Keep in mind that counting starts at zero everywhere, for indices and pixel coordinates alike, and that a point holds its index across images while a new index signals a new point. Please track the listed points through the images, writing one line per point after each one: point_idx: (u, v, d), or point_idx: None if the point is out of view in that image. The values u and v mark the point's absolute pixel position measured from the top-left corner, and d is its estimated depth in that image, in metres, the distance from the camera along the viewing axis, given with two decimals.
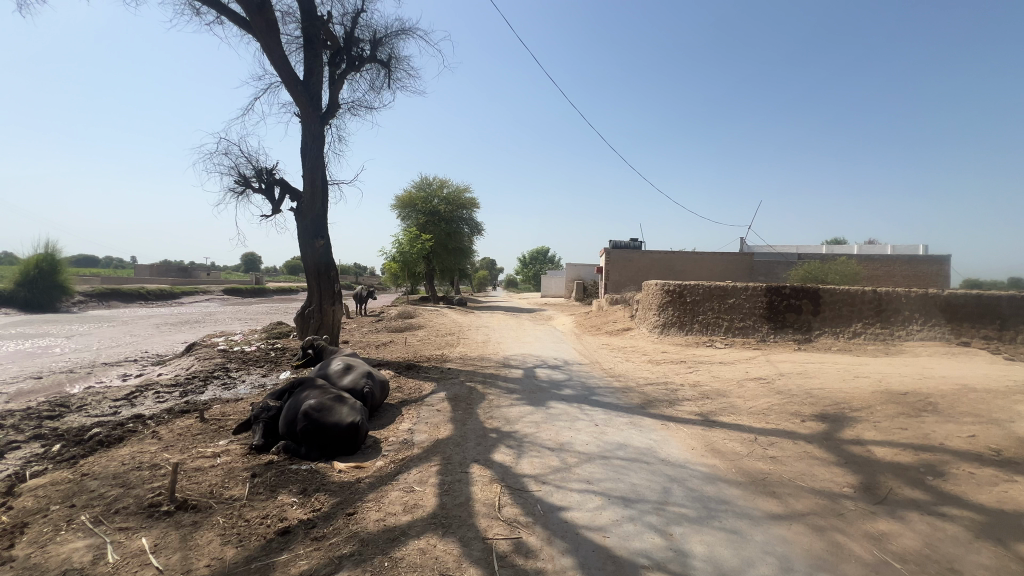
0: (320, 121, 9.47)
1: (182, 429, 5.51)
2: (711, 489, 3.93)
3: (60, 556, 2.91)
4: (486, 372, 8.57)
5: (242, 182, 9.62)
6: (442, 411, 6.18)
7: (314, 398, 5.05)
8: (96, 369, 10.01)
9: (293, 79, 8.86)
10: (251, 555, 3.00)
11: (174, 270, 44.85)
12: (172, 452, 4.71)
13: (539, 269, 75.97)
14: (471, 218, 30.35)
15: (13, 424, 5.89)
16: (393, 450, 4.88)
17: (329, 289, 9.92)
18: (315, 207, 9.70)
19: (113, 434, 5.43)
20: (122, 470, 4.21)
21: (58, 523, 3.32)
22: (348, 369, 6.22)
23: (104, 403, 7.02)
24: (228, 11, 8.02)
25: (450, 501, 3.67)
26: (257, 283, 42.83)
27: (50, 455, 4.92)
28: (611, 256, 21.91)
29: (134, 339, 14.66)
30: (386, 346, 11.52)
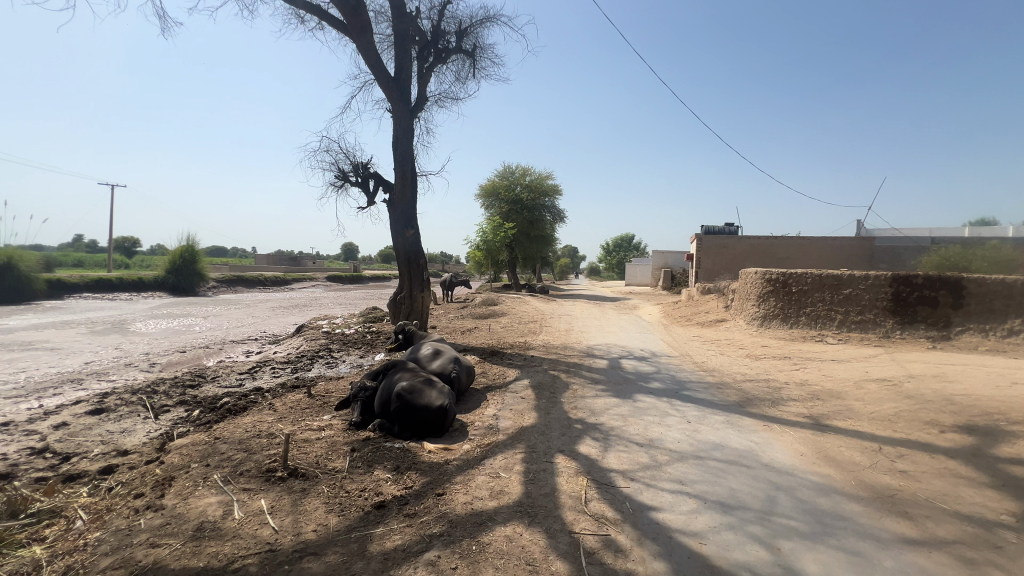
0: (410, 115, 9.82)
1: (293, 403, 6.09)
2: (827, 502, 3.51)
3: (199, 508, 3.33)
4: (569, 361, 8.47)
5: (341, 176, 10.32)
6: (526, 399, 6.20)
7: (406, 380, 5.31)
8: (226, 345, 11.46)
9: (384, 75, 9.25)
10: (351, 525, 3.22)
11: (286, 259, 50.14)
12: (285, 423, 5.21)
13: (624, 257, 73.84)
14: (553, 206, 30.12)
15: (164, 390, 6.91)
16: (478, 435, 4.97)
17: (418, 276, 10.39)
18: (406, 198, 10.15)
19: (239, 403, 6.15)
20: (245, 437, 4.73)
21: (195, 479, 3.81)
22: (436, 354, 6.45)
23: (232, 376, 8.00)
24: (327, 15, 8.53)
25: (536, 491, 3.64)
26: (356, 271, 46.31)
27: (191, 418, 5.70)
28: (704, 243, 20.60)
29: (256, 320, 16.60)
30: (472, 333, 11.86)
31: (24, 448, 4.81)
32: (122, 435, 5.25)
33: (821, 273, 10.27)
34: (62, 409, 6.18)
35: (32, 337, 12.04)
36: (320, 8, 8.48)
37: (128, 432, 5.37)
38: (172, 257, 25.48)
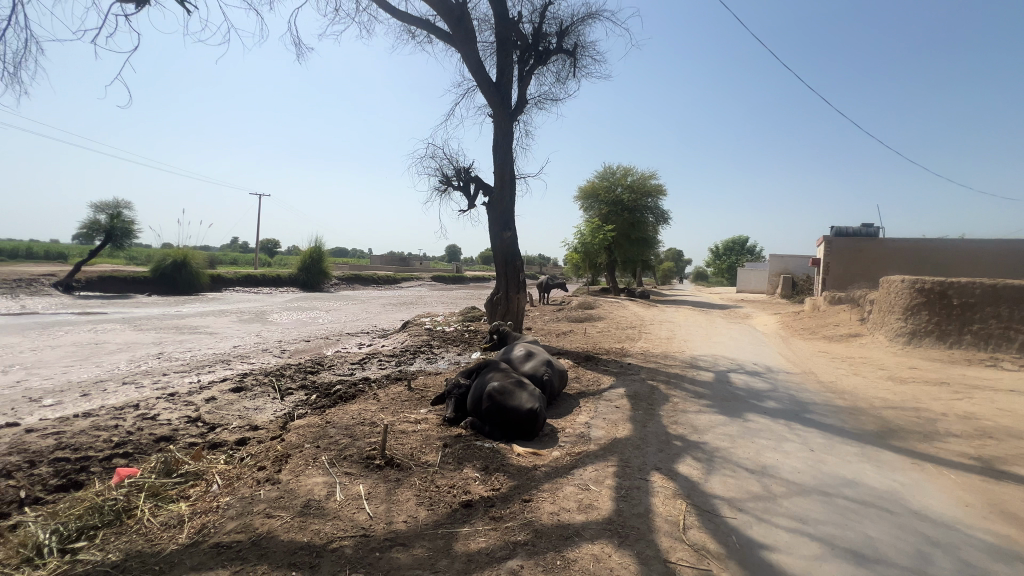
0: (510, 118, 9.97)
1: (395, 394, 6.46)
2: (1004, 569, 2.78)
3: (307, 486, 3.63)
4: (669, 372, 7.93)
5: (445, 181, 10.80)
6: (621, 408, 5.89)
7: (498, 381, 5.33)
8: (342, 337, 12.64)
9: (486, 81, 9.48)
10: (439, 520, 3.26)
11: (397, 260, 54.32)
12: (386, 413, 5.53)
13: (736, 261, 68.09)
14: (656, 206, 28.76)
15: (290, 375, 7.78)
16: (569, 443, 4.81)
17: (515, 277, 10.50)
18: (504, 200, 10.31)
19: (349, 391, 6.69)
20: (351, 423, 5.09)
21: (307, 458, 4.16)
22: (529, 356, 6.40)
23: (345, 365, 8.76)
24: (435, 28, 8.97)
25: (627, 509, 3.40)
26: (458, 272, 48.56)
27: (310, 402, 6.32)
28: (833, 246, 18.17)
29: (369, 315, 18.13)
30: (567, 336, 11.70)
31: (183, 416, 5.70)
32: (254, 412, 5.98)
33: (994, 283, 8.48)
34: (213, 385, 7.24)
35: (197, 322, 14.38)
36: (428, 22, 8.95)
37: (260, 409, 6.11)
38: (304, 257, 28.89)
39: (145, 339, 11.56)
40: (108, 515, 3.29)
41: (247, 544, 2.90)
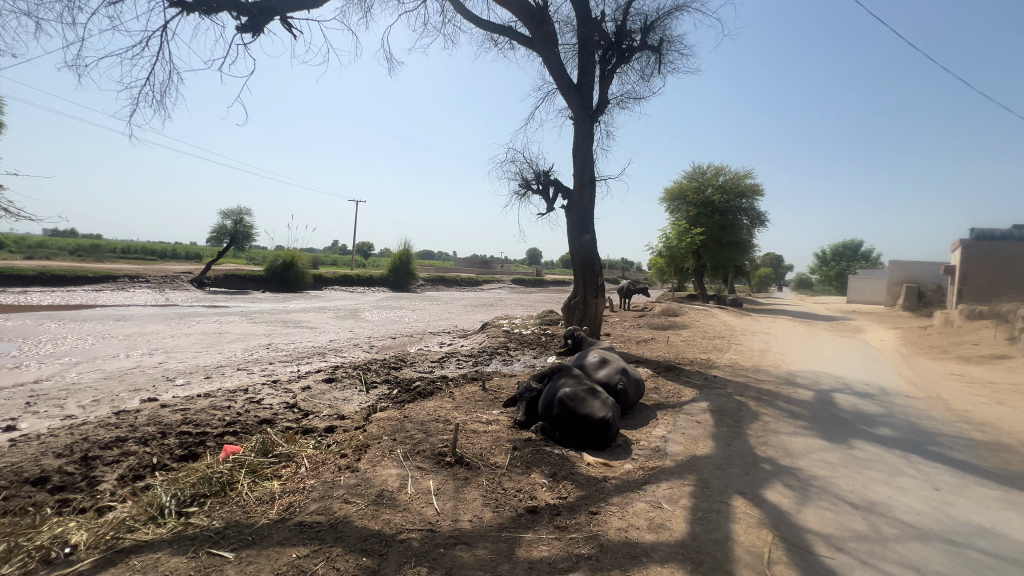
0: (590, 120, 9.80)
1: (469, 394, 6.61)
2: None
3: (382, 477, 3.81)
4: (761, 387, 7.27)
5: (524, 184, 10.89)
6: (703, 424, 5.50)
7: (570, 387, 5.23)
8: (425, 336, 13.24)
9: (567, 83, 9.41)
10: (503, 523, 3.26)
11: (479, 262, 55.86)
12: (460, 412, 5.67)
13: (847, 268, 60.98)
14: (752, 208, 26.68)
15: (375, 369, 8.29)
16: (643, 456, 4.58)
17: (593, 281, 10.29)
18: (583, 203, 10.16)
19: (427, 388, 6.97)
20: (426, 419, 5.29)
21: (384, 450, 4.39)
22: (603, 363, 6.21)
23: (425, 363, 9.15)
24: (516, 34, 9.08)
25: (704, 534, 3.14)
26: (538, 275, 48.77)
27: (391, 396, 6.68)
28: (971, 250, 15.56)
29: (450, 316, 18.82)
30: (647, 344, 11.22)
31: (283, 402, 6.30)
32: (343, 403, 6.45)
33: None
34: (310, 375, 7.94)
35: (301, 317, 15.89)
36: (511, 28, 9.09)
37: (348, 400, 6.57)
38: (393, 259, 30.78)
39: (258, 330, 13.01)
40: (215, 486, 3.72)
41: (325, 525, 3.11)
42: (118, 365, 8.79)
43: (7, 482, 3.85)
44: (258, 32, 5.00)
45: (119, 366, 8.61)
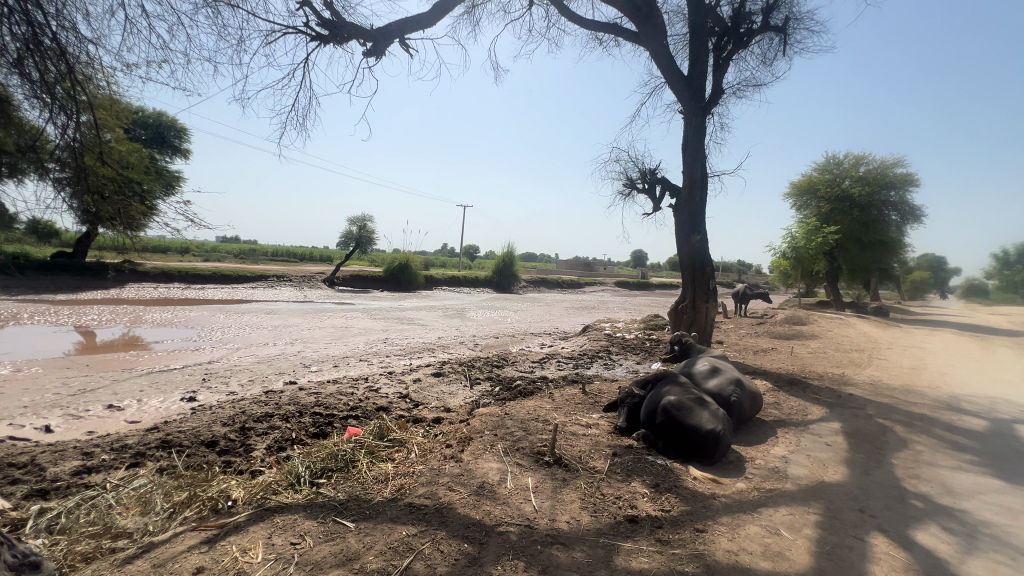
0: (702, 112, 9.20)
1: (570, 396, 6.60)
2: None
3: (483, 470, 3.97)
4: (912, 411, 6.19)
5: (629, 184, 10.57)
6: (834, 447, 4.85)
7: (675, 395, 4.96)
8: (527, 336, 13.48)
9: (676, 76, 8.93)
10: (601, 529, 3.20)
11: (581, 265, 55.38)
12: (560, 413, 5.68)
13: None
14: (902, 201, 22.76)
15: (479, 367, 8.65)
16: (759, 476, 4.18)
17: (703, 284, 9.65)
18: (693, 201, 9.57)
19: (528, 387, 7.10)
20: (526, 417, 5.39)
21: (485, 444, 4.57)
22: (713, 372, 5.78)
23: (526, 363, 9.33)
24: (622, 30, 8.85)
25: (831, 571, 2.78)
26: (643, 278, 46.88)
27: (493, 393, 6.92)
28: None
29: (552, 318, 18.91)
30: (766, 354, 10.19)
31: (397, 392, 6.86)
32: (449, 396, 6.83)
33: None
34: (421, 369, 8.52)
35: (413, 315, 17.13)
36: (615, 25, 8.88)
37: (454, 394, 6.95)
38: (497, 261, 31.81)
39: (377, 326, 14.31)
40: (341, 462, 4.18)
41: (432, 509, 3.33)
42: (268, 352, 10.27)
43: (188, 442, 4.73)
44: (380, 55, 5.51)
45: (268, 353, 10.07)
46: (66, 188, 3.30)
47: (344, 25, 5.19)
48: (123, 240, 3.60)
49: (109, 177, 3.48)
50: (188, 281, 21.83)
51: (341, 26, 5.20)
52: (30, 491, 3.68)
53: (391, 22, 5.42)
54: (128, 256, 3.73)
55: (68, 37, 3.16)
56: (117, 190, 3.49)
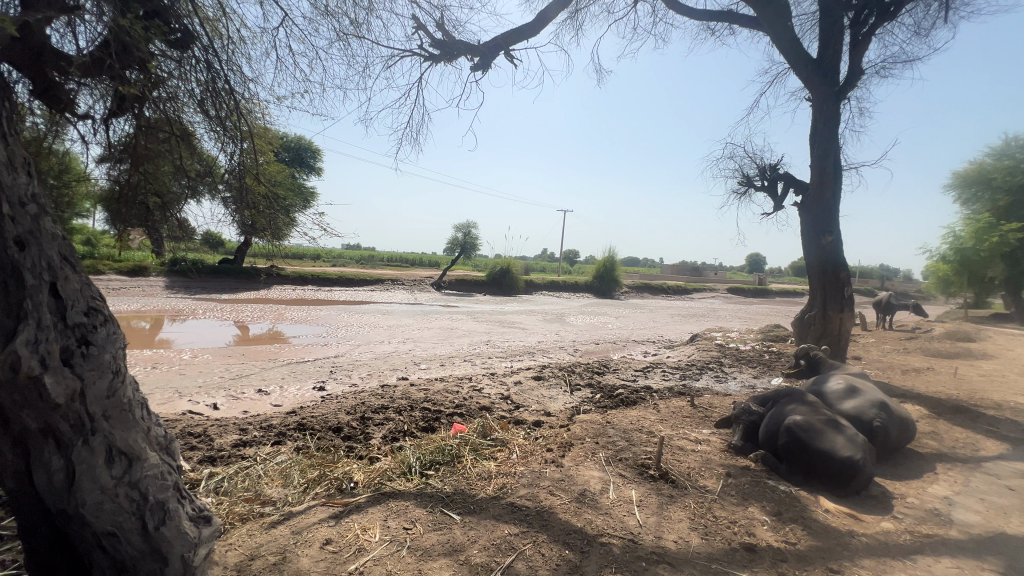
0: (835, 97, 8.15)
1: (676, 408, 6.23)
2: None
3: (584, 477, 3.90)
4: None
5: (745, 182, 9.74)
6: (1019, 493, 3.95)
7: (801, 415, 4.43)
8: (629, 344, 13.04)
9: (804, 59, 8.03)
10: (713, 554, 2.96)
11: (688, 269, 52.22)
12: (665, 425, 5.40)
13: None
14: None
15: (580, 372, 8.55)
16: (911, 517, 3.56)
17: (837, 291, 8.53)
18: (824, 198, 8.51)
19: (630, 396, 6.84)
20: (629, 428, 5.20)
21: (587, 451, 4.50)
22: (851, 392, 5.05)
23: (629, 371, 9.00)
24: (738, 17, 8.19)
25: None
26: (760, 284, 42.84)
27: (594, 400, 6.78)
28: None
29: (656, 325, 18.07)
30: (920, 374, 8.67)
31: (500, 393, 7.05)
32: (549, 401, 6.85)
33: None
34: (522, 372, 8.66)
35: (514, 319, 17.50)
36: (730, 12, 8.26)
37: (554, 399, 6.95)
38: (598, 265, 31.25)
39: (480, 328, 14.87)
40: (448, 457, 4.39)
41: (533, 511, 3.36)
42: (384, 349, 11.21)
43: (319, 427, 5.33)
44: (486, 68, 5.74)
45: (384, 350, 10.97)
46: (231, 205, 3.94)
47: (454, 43, 5.49)
48: (271, 247, 4.17)
49: (263, 194, 4.05)
50: (319, 284, 24.72)
51: (452, 45, 5.51)
52: (202, 456, 4.43)
53: (498, 36, 5.61)
54: (271, 260, 4.41)
55: (234, 79, 3.69)
56: (268, 205, 4.06)
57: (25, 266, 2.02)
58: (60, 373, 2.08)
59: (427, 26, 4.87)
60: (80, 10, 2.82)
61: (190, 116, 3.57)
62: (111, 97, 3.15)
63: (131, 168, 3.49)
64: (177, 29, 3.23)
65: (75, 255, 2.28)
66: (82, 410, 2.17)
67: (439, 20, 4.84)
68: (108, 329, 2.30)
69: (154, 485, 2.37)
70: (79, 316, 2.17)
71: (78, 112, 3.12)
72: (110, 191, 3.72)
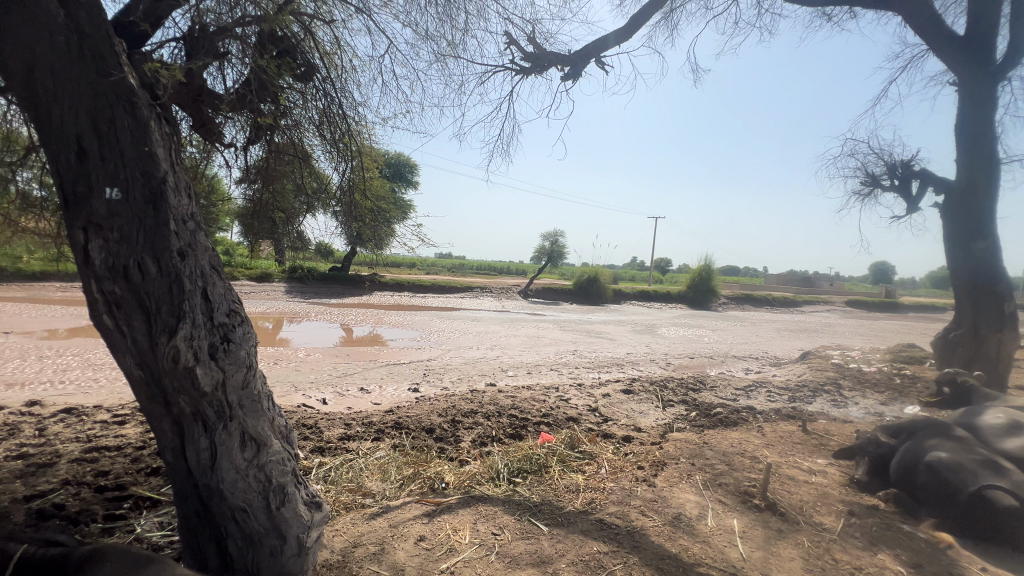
0: (991, 79, 6.92)
1: (785, 433, 5.65)
2: None
3: (679, 500, 3.67)
4: None
5: (870, 181, 8.63)
6: None
7: (946, 453, 3.80)
8: (727, 359, 12.11)
9: (949, 38, 6.92)
10: None
11: (798, 279, 47.43)
12: (772, 450, 4.91)
13: None
14: None
15: (673, 388, 8.10)
16: None
17: (993, 308, 7.22)
18: (975, 198, 7.26)
19: (730, 416, 6.33)
20: (729, 450, 4.80)
21: (681, 472, 4.23)
22: (1015, 429, 4.21)
23: (728, 389, 8.35)
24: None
25: None
26: (887, 296, 37.60)
27: (689, 418, 6.38)
28: None
29: (759, 340, 16.60)
30: None
31: (587, 405, 6.91)
32: (640, 416, 6.57)
33: None
34: (611, 384, 8.42)
35: (602, 329, 17.12)
36: None
37: (645, 414, 6.65)
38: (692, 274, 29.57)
39: (567, 338, 14.76)
40: (535, 465, 4.39)
41: (623, 530, 3.23)
42: (472, 355, 11.56)
43: (414, 426, 5.63)
44: (577, 76, 5.73)
45: (473, 356, 11.30)
46: (341, 219, 4.36)
47: (546, 55, 5.56)
48: (374, 257, 4.51)
49: (368, 208, 4.42)
50: (414, 290, 26.26)
51: (543, 57, 5.59)
52: (314, 446, 4.88)
53: (589, 44, 5.59)
54: (374, 268, 4.76)
55: (346, 105, 4.06)
56: (372, 218, 4.42)
57: (185, 274, 2.36)
58: (208, 366, 2.42)
59: (519, 41, 4.99)
60: (229, 55, 3.28)
61: (309, 139, 3.98)
62: (250, 128, 3.64)
63: (262, 187, 3.98)
64: (303, 63, 3.63)
65: (219, 264, 2.63)
66: (223, 399, 2.50)
67: (531, 33, 4.94)
68: (243, 329, 2.62)
69: (276, 470, 2.68)
70: (222, 317, 2.51)
71: (224, 141, 3.63)
72: (245, 207, 4.28)
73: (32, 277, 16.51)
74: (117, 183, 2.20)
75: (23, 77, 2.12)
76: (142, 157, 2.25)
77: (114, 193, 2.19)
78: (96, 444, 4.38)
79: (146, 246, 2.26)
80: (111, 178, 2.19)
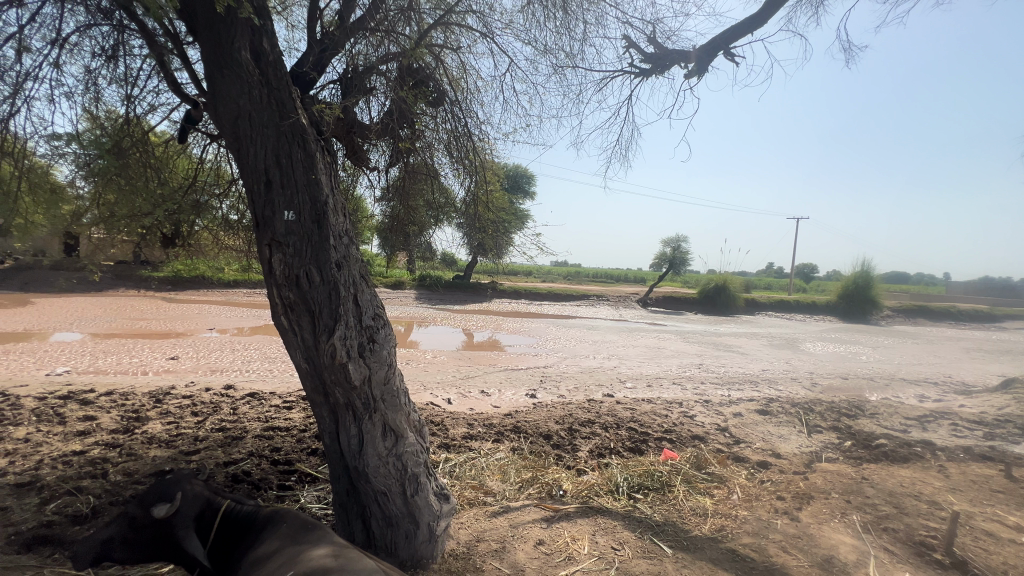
0: None
1: (981, 477, 4.57)
2: None
3: (831, 540, 3.21)
4: None
5: None
6: None
7: None
8: (894, 383, 10.22)
9: None
10: None
11: (997, 287, 38.34)
12: (959, 497, 4.02)
13: None
14: None
15: (820, 412, 7.09)
16: None
17: None
18: None
19: (899, 450, 5.33)
20: (898, 490, 4.05)
21: (833, 509, 3.69)
22: None
23: (895, 418, 7.04)
24: None
25: None
26: None
27: (842, 448, 5.53)
28: None
29: (940, 361, 13.70)
30: None
31: (715, 424, 6.37)
32: (779, 440, 5.86)
33: None
34: (743, 403, 7.65)
35: (732, 342, 15.68)
36: None
37: (785, 439, 5.92)
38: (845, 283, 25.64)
39: (691, 350, 13.80)
40: (656, 483, 4.18)
41: (760, 566, 2.92)
42: (590, 364, 11.43)
43: (531, 431, 5.75)
44: (703, 72, 5.39)
45: (591, 366, 11.15)
46: (465, 231, 4.67)
47: (667, 54, 5.35)
48: (493, 264, 4.73)
49: (491, 218, 4.65)
50: (530, 298, 26.89)
51: (663, 56, 5.38)
52: (440, 442, 5.24)
53: (716, 36, 5.23)
54: (493, 276, 5.00)
55: (471, 124, 4.35)
56: (494, 228, 4.64)
57: (340, 282, 2.73)
58: (358, 362, 2.76)
59: (639, 43, 4.86)
60: (375, 89, 3.74)
61: (439, 158, 4.32)
62: (390, 151, 4.09)
63: (399, 204, 4.45)
64: (435, 89, 3.97)
65: (368, 273, 3.00)
66: (368, 393, 2.83)
67: (652, 33, 4.78)
68: (385, 330, 2.94)
69: (411, 460, 2.96)
70: (369, 319, 2.85)
71: (370, 165, 4.14)
72: (383, 222, 4.82)
73: (228, 284, 20.42)
74: (292, 207, 2.64)
75: (229, 124, 2.65)
76: (310, 183, 2.68)
77: (290, 215, 2.63)
78: (271, 424, 5.25)
79: (312, 258, 2.67)
80: (288, 202, 2.63)
